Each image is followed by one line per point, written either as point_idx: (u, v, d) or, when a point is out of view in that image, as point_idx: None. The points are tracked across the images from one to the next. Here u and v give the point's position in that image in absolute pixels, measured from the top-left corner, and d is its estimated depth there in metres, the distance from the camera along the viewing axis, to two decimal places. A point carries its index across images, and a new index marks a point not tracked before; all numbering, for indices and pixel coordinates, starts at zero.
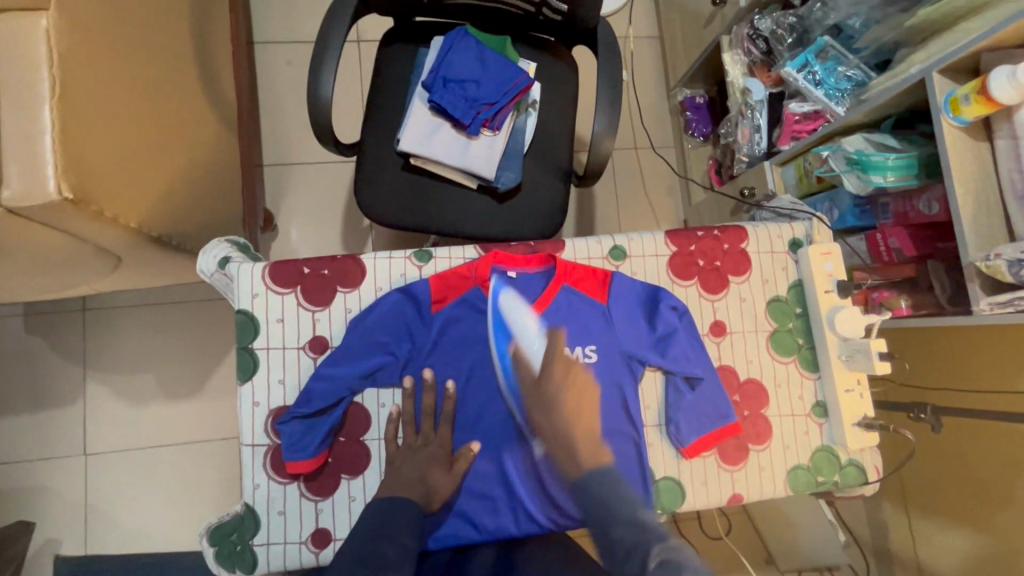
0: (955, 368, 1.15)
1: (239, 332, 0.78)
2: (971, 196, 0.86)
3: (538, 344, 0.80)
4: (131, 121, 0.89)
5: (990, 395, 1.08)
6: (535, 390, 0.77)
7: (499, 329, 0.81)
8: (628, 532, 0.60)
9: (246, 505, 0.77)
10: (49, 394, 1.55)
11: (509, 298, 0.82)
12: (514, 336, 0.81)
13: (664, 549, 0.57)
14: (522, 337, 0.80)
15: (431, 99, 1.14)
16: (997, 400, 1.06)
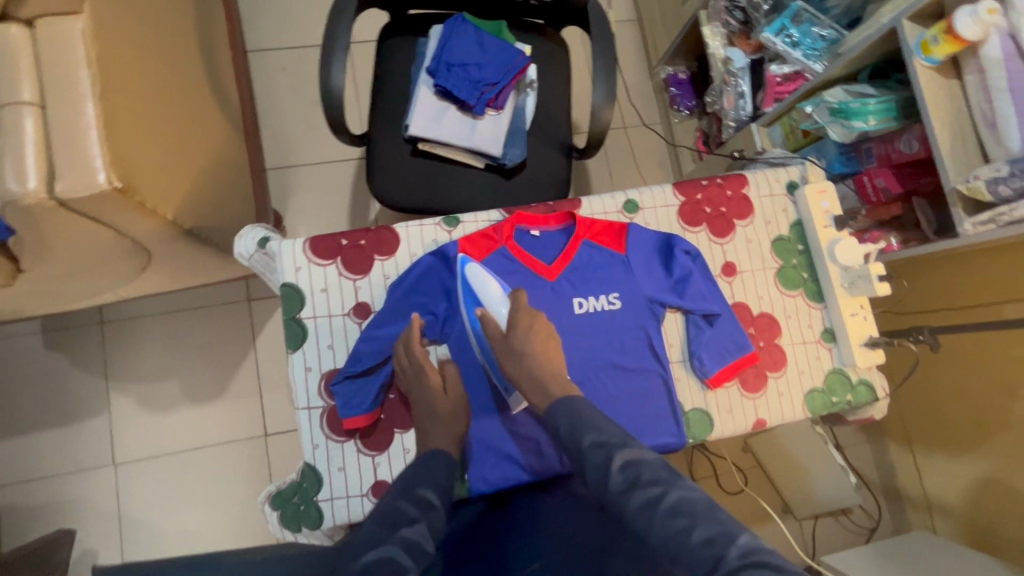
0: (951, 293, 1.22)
1: (286, 304, 0.83)
2: (947, 129, 0.93)
3: (504, 305, 0.81)
4: (158, 119, 0.94)
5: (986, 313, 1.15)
6: (505, 344, 0.78)
7: (467, 297, 0.82)
8: (593, 442, 0.65)
9: (308, 464, 0.81)
10: (74, 408, 1.57)
11: (473, 269, 0.83)
12: (482, 302, 0.82)
13: (626, 453, 0.62)
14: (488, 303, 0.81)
15: (436, 84, 1.19)
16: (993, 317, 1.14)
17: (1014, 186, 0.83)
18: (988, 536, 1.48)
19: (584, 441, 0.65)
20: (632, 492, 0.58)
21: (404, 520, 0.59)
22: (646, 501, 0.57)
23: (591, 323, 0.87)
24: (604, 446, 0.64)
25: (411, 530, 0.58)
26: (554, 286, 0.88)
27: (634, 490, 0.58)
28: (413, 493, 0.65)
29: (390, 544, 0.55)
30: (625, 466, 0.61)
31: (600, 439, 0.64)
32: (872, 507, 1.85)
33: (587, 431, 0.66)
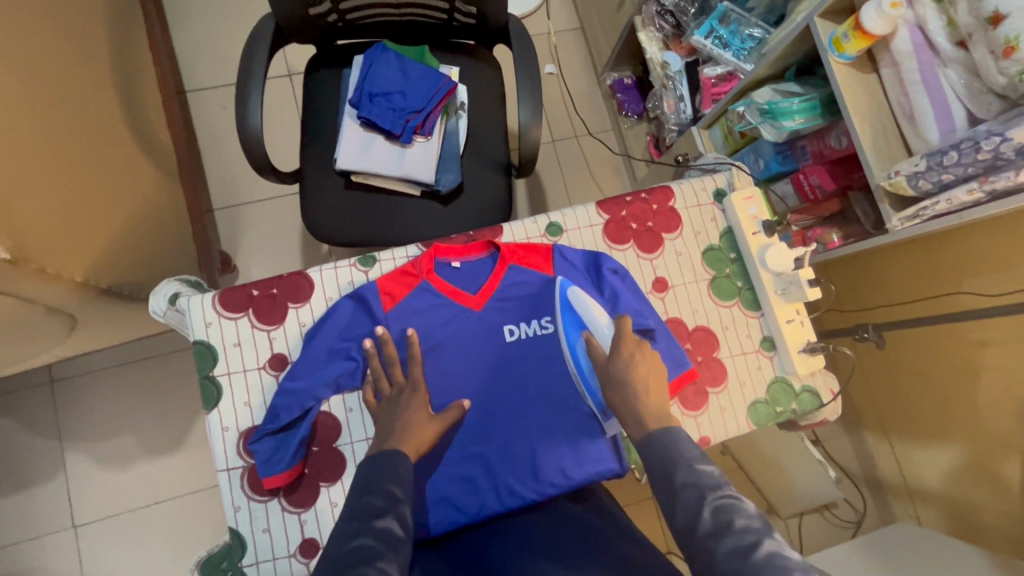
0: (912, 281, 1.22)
1: (198, 362, 0.80)
2: (868, 126, 0.92)
3: (608, 329, 0.82)
4: (63, 179, 0.91)
5: (939, 300, 1.17)
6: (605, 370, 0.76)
7: (571, 323, 0.83)
8: (686, 480, 0.64)
9: (231, 529, 0.78)
10: (28, 471, 1.52)
11: (576, 291, 0.85)
12: (588, 326, 0.83)
13: (718, 496, 0.61)
14: (594, 329, 0.82)
15: (360, 116, 1.17)
16: (945, 304, 1.15)
17: (932, 180, 0.81)
18: (970, 523, 1.46)
19: (676, 478, 0.64)
20: (723, 539, 0.58)
21: (374, 513, 0.63)
22: (740, 552, 0.56)
23: (523, 351, 0.86)
24: (697, 487, 0.63)
25: (386, 522, 0.63)
26: (480, 316, 0.86)
27: (724, 534, 0.58)
28: (380, 486, 0.67)
29: (366, 536, 0.61)
30: (717, 512, 0.60)
31: (695, 479, 0.63)
32: (857, 500, 1.82)
33: (679, 467, 0.65)
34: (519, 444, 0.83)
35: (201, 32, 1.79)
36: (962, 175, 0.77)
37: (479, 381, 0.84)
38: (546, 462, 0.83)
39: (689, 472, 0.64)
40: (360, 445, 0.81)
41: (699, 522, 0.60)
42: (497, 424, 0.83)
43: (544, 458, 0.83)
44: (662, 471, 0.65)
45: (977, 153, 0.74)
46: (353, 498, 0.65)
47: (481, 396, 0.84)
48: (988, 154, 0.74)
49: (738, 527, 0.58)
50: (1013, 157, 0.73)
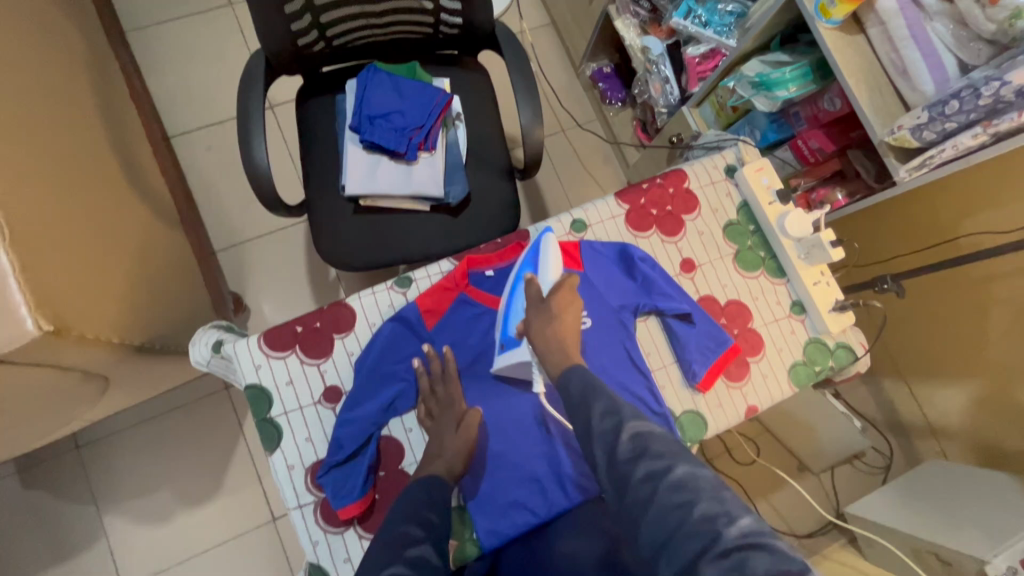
0: (924, 227, 1.25)
1: (254, 406, 0.80)
2: (863, 86, 0.95)
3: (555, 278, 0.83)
4: (84, 245, 0.91)
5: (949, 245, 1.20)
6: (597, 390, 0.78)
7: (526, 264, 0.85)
8: (607, 408, 0.67)
9: (312, 565, 0.78)
10: (69, 540, 1.51)
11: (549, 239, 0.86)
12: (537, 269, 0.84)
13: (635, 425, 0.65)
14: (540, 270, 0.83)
15: (362, 139, 1.18)
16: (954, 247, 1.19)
17: (936, 129, 0.83)
18: (997, 451, 1.52)
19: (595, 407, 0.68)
20: (640, 463, 0.61)
21: (409, 541, 0.64)
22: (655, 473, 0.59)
23: None
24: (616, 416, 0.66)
25: (419, 551, 0.64)
26: None
27: (639, 460, 0.61)
28: (419, 515, 0.69)
29: (400, 564, 0.61)
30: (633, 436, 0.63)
31: (615, 409, 0.66)
32: (883, 446, 1.86)
33: (598, 398, 0.69)
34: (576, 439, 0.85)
35: (177, 76, 1.78)
36: (966, 121, 0.80)
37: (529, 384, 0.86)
38: None
39: (607, 403, 0.68)
40: None
41: (618, 447, 0.63)
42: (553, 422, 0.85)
43: None
44: (583, 401, 0.69)
45: (978, 99, 0.77)
46: (390, 527, 0.67)
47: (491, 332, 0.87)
48: (989, 98, 0.76)
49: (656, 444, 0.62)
50: (1013, 99, 0.76)
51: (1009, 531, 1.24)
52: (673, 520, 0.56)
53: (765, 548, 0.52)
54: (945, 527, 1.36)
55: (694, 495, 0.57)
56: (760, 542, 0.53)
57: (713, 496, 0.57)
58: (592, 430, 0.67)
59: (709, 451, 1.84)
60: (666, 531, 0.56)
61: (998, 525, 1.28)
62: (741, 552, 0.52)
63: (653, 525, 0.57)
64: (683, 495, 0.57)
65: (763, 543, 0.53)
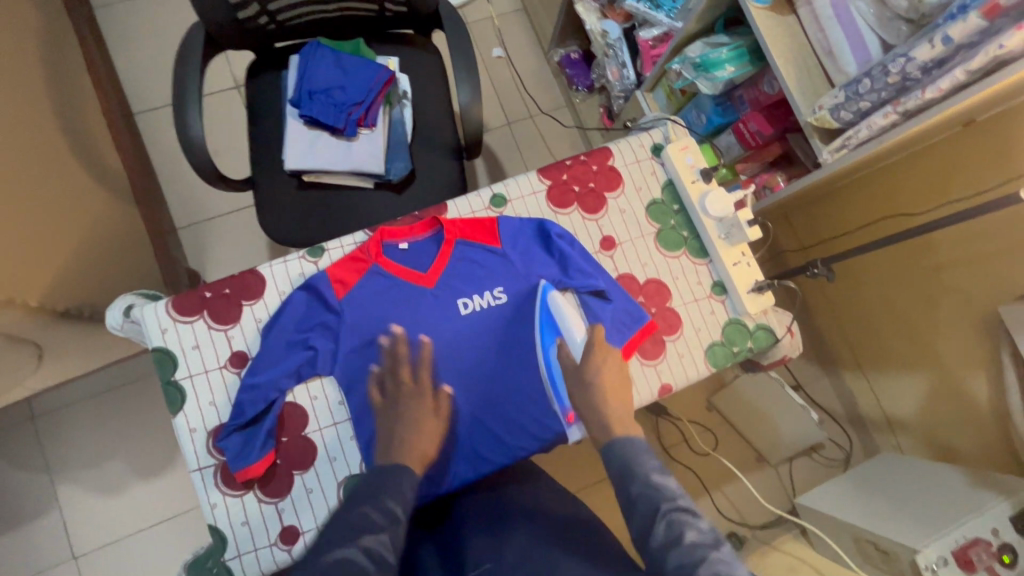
0: (868, 205, 1.29)
1: (159, 369, 0.80)
2: (792, 66, 0.94)
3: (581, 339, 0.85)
4: (8, 208, 0.92)
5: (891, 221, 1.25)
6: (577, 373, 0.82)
7: (548, 327, 0.87)
8: (642, 490, 0.66)
9: (210, 526, 0.78)
10: (22, 508, 1.54)
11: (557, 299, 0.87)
12: (561, 332, 0.86)
13: (672, 508, 0.64)
14: (567, 335, 0.85)
15: (302, 114, 1.18)
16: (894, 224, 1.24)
17: (851, 109, 0.83)
18: (948, 442, 1.52)
19: (632, 489, 0.66)
20: (671, 552, 0.60)
21: (366, 526, 0.61)
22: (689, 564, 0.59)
23: (479, 322, 0.88)
24: (653, 495, 0.65)
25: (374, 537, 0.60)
26: (434, 294, 0.88)
27: (671, 549, 0.60)
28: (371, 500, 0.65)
29: (350, 548, 0.58)
30: (670, 525, 0.62)
31: (651, 489, 0.66)
32: (842, 439, 1.86)
33: (636, 477, 0.68)
34: (483, 411, 0.86)
35: (142, 54, 1.78)
36: (878, 100, 0.79)
37: (437, 356, 0.86)
38: (510, 426, 0.87)
39: (644, 482, 0.67)
40: (330, 431, 0.83)
41: (652, 533, 0.62)
42: (459, 394, 0.86)
43: (507, 421, 0.87)
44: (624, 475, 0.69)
45: (886, 76, 0.76)
46: (340, 516, 0.63)
47: (506, 333, 0.88)
48: (896, 76, 0.75)
49: (690, 522, 0.62)
50: (921, 76, 0.74)
51: (946, 520, 1.24)
52: None
53: None
54: (888, 517, 1.36)
55: None
56: None
57: None
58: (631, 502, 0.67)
59: (668, 440, 1.84)
60: None
61: (938, 514, 1.28)
62: None
63: None
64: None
65: None
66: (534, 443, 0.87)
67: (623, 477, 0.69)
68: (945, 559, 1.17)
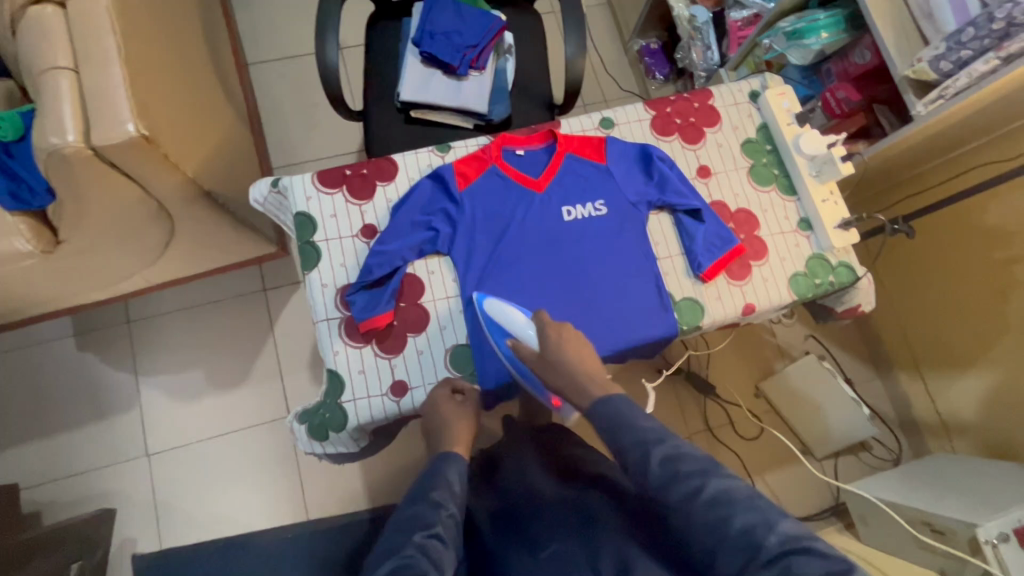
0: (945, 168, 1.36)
1: (300, 230, 0.91)
2: (890, 27, 1.02)
3: (531, 329, 0.84)
4: (177, 95, 1.05)
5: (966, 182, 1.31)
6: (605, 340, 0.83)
7: (497, 330, 0.87)
8: (633, 438, 0.71)
9: (330, 371, 0.87)
10: (107, 403, 1.66)
11: (493, 303, 0.86)
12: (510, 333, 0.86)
13: (663, 448, 0.69)
14: (517, 332, 0.84)
15: (421, 52, 1.30)
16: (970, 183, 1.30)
17: (952, 60, 0.89)
18: (1008, 444, 1.51)
19: (623, 441, 0.72)
20: (672, 488, 0.66)
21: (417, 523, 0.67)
22: (689, 496, 0.65)
23: (580, 227, 0.96)
24: (644, 442, 0.71)
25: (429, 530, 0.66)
26: (542, 198, 0.96)
27: (673, 484, 0.67)
28: (427, 495, 0.71)
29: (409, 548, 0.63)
30: (664, 464, 0.68)
31: (641, 437, 0.71)
32: (890, 441, 1.84)
33: (626, 429, 0.72)
34: (576, 307, 0.93)
35: (261, 13, 1.97)
36: (980, 48, 0.86)
37: (541, 251, 0.94)
38: (600, 324, 0.93)
39: (633, 432, 0.71)
40: (442, 303, 0.91)
41: (649, 475, 0.68)
42: (557, 288, 0.93)
43: (598, 319, 0.93)
44: (614, 434, 0.73)
45: (991, 23, 0.83)
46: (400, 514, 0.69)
47: (605, 240, 0.96)
48: (1002, 22, 0.82)
49: (691, 452, 0.69)
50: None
51: (1005, 504, 1.24)
52: (716, 531, 0.63)
53: (811, 553, 0.60)
54: (943, 502, 1.35)
55: (729, 513, 0.63)
56: (806, 548, 0.60)
57: (757, 510, 0.63)
58: (625, 455, 0.72)
59: (715, 422, 1.84)
60: (713, 543, 0.63)
61: (996, 501, 1.27)
62: (787, 559, 0.59)
63: (705, 537, 0.64)
64: (722, 510, 0.64)
65: (810, 549, 0.60)
66: (623, 342, 0.93)
67: (613, 428, 0.74)
68: (1007, 535, 1.17)
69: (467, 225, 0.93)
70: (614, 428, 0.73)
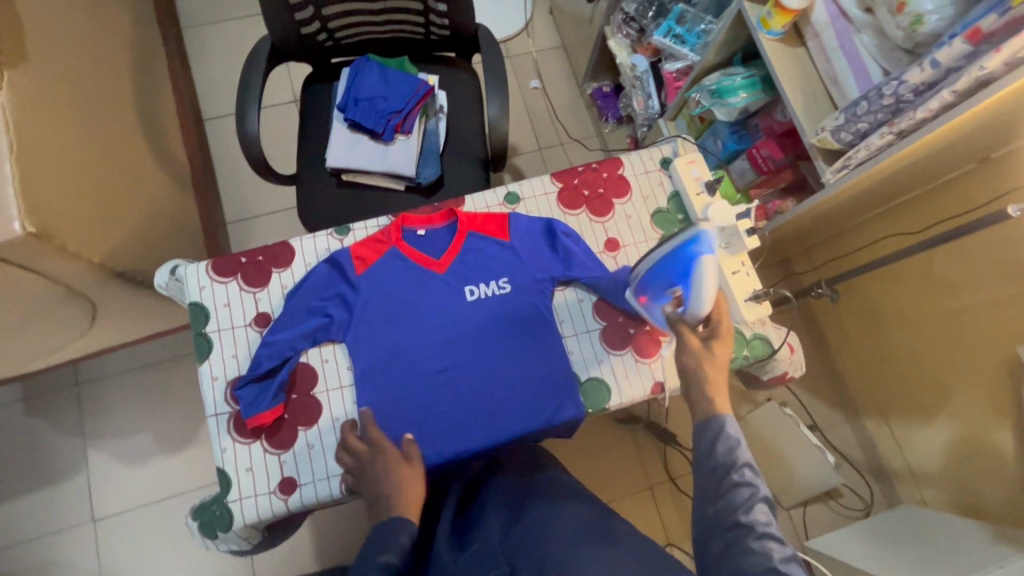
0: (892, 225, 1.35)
1: (192, 321, 0.90)
2: (799, 92, 1.00)
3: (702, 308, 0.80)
4: (85, 177, 1.05)
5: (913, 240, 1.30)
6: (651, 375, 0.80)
7: (682, 275, 0.82)
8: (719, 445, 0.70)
9: (217, 468, 0.85)
10: (54, 467, 1.65)
11: (701, 261, 0.80)
12: (687, 288, 0.81)
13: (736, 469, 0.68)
14: (691, 296, 0.80)
15: (347, 118, 1.30)
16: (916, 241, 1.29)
17: (851, 130, 0.87)
18: (973, 499, 1.45)
19: (707, 442, 0.71)
20: (719, 498, 0.66)
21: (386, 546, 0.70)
22: (734, 511, 0.65)
23: (483, 306, 0.93)
24: (716, 456, 0.70)
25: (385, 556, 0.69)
26: (443, 279, 0.94)
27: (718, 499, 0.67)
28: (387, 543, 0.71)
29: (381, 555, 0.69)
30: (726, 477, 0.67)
31: (719, 449, 0.70)
32: (863, 490, 1.75)
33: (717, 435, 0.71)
34: (479, 390, 0.90)
35: (217, 69, 2.00)
36: (875, 121, 0.84)
37: (440, 334, 0.92)
38: (507, 406, 0.90)
39: (718, 441, 0.70)
40: (336, 392, 0.89)
41: (711, 479, 0.68)
42: (460, 372, 0.90)
43: (503, 401, 0.90)
44: (702, 434, 0.72)
45: (882, 98, 0.81)
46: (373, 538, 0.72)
47: (508, 319, 0.93)
48: (891, 97, 0.80)
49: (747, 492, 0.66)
50: (913, 98, 0.79)
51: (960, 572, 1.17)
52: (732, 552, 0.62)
53: None
54: (900, 565, 1.29)
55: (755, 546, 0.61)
56: None
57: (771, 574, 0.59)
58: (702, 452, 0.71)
59: None
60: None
61: (951, 567, 1.21)
62: None
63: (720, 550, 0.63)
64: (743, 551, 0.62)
65: None
66: (530, 425, 0.89)
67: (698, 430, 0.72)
68: None
69: (362, 310, 0.91)
70: (708, 432, 0.72)
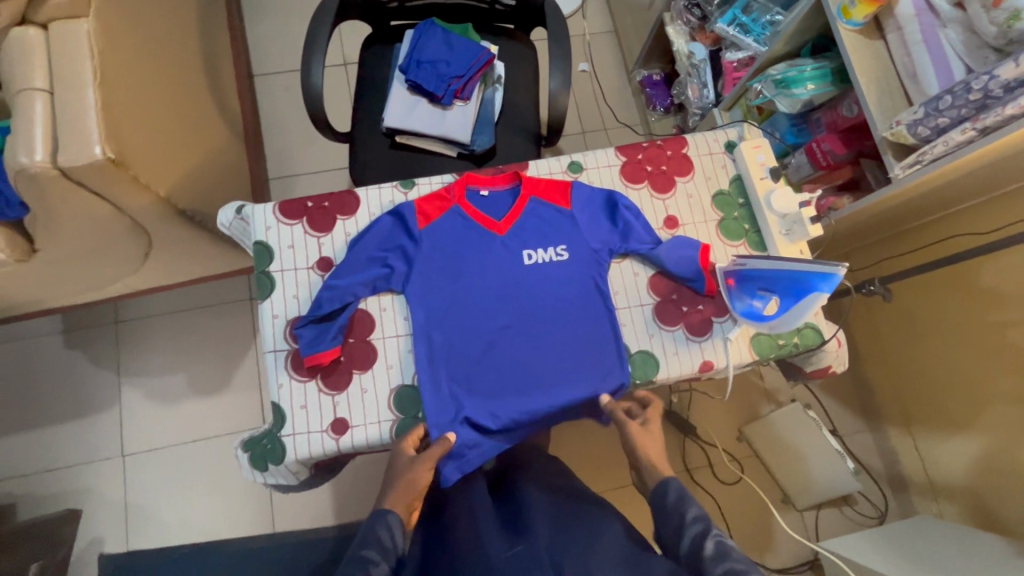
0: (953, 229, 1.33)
1: (257, 260, 0.92)
2: (873, 86, 0.99)
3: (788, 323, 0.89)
4: (156, 114, 1.07)
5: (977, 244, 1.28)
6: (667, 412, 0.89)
7: (788, 293, 0.86)
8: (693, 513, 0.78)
9: (272, 403, 0.88)
10: (88, 400, 1.69)
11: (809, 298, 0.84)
12: (787, 303, 0.87)
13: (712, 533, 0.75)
14: (784, 312, 0.88)
15: (407, 79, 1.31)
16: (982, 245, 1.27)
17: (930, 125, 0.87)
18: (994, 514, 1.45)
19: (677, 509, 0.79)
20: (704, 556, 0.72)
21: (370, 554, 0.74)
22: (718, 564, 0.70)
23: (539, 272, 0.94)
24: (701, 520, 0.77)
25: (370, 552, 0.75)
26: (504, 241, 0.95)
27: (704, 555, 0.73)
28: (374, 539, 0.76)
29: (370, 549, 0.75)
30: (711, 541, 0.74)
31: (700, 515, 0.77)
32: (877, 498, 1.76)
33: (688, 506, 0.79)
34: (531, 355, 0.91)
35: (271, 25, 2.01)
36: (957, 117, 0.83)
37: (496, 296, 0.92)
38: (556, 373, 0.91)
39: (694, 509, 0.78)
40: (392, 340, 0.91)
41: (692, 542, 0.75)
42: (513, 336, 0.91)
43: (553, 368, 0.91)
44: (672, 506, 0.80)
45: (968, 94, 0.81)
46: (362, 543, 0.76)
47: (563, 287, 0.94)
48: (978, 93, 0.80)
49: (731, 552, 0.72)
50: (1001, 95, 0.79)
51: None
52: None
53: None
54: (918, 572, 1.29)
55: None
56: None
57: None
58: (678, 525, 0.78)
59: (693, 462, 1.79)
60: None
61: None
62: None
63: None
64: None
65: None
66: (578, 395, 0.90)
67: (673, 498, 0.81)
68: None
69: (422, 265, 0.92)
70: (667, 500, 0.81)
